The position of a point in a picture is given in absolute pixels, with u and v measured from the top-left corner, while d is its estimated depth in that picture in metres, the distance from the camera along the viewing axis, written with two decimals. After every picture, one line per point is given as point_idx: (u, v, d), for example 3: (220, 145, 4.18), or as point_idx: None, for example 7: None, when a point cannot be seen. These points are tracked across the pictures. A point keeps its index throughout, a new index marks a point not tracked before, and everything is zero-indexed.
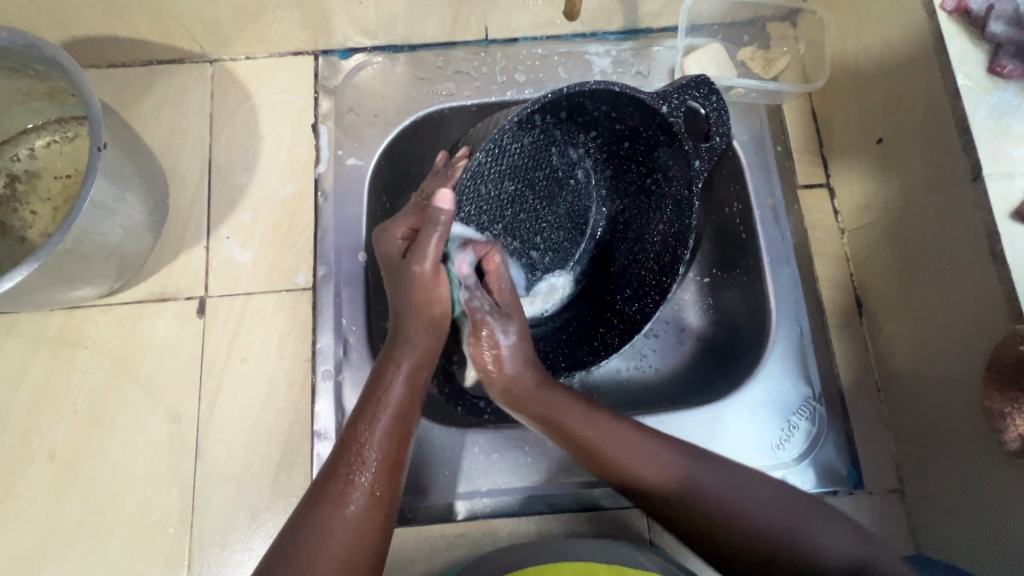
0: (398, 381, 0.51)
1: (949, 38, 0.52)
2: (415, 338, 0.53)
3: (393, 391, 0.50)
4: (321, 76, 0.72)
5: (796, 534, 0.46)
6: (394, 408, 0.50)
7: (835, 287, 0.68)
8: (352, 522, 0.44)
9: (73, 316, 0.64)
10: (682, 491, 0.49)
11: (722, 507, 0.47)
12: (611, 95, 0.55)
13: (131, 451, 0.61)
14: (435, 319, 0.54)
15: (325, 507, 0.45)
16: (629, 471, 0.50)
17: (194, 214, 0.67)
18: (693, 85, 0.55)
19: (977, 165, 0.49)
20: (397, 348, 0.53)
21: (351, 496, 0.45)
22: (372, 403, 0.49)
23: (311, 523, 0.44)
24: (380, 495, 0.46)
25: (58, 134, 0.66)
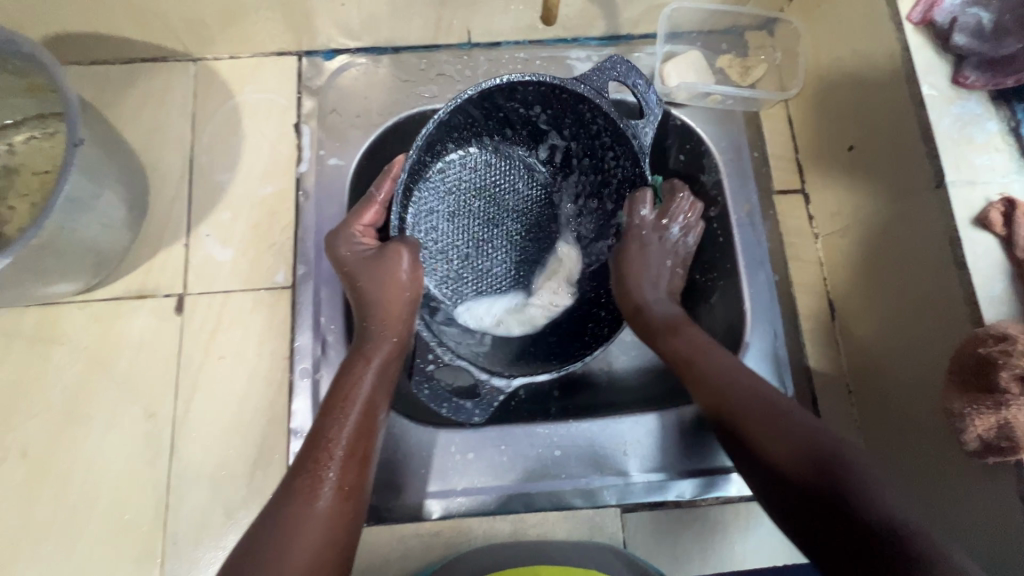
0: (366, 377, 0.52)
1: (915, 49, 0.53)
2: (380, 335, 0.55)
3: (361, 387, 0.51)
4: (304, 76, 0.73)
5: (835, 462, 0.45)
6: (363, 404, 0.51)
7: (808, 291, 0.69)
8: (324, 514, 0.45)
9: (49, 313, 0.63)
10: (771, 409, 0.50)
11: (811, 434, 0.47)
12: (531, 90, 0.60)
13: (106, 448, 0.60)
14: (399, 316, 0.56)
15: (297, 501, 0.45)
16: (705, 391, 0.54)
17: (174, 212, 0.67)
18: (612, 63, 0.58)
19: (941, 172, 0.51)
20: (367, 346, 0.54)
21: (321, 488, 0.46)
22: (341, 402, 0.50)
23: (281, 522, 0.44)
24: (351, 487, 0.47)
25: (38, 130, 0.66)
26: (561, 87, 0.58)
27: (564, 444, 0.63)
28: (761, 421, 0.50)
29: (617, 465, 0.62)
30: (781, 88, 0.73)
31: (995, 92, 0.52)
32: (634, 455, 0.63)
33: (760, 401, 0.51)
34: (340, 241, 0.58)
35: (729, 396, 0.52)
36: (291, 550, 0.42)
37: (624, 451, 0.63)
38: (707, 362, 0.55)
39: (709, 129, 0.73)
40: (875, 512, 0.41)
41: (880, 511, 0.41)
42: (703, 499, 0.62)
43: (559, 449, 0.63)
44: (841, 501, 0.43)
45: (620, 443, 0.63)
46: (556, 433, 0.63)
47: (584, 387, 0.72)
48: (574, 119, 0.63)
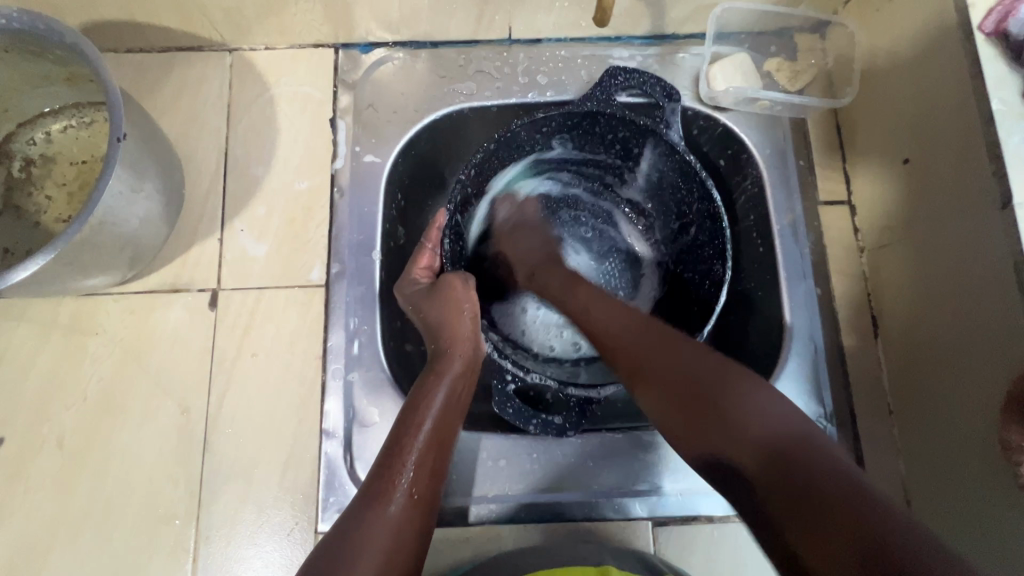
0: (438, 395, 0.52)
1: (987, 60, 0.51)
2: (451, 353, 0.55)
3: (433, 402, 0.51)
4: (341, 70, 0.71)
5: (803, 445, 0.39)
6: (435, 420, 0.50)
7: (851, 306, 0.67)
8: (394, 524, 0.44)
9: (86, 303, 0.63)
10: (711, 394, 0.43)
11: (787, 421, 0.41)
12: (557, 123, 0.61)
13: (140, 442, 0.61)
14: (466, 337, 0.56)
15: (369, 511, 0.44)
16: (643, 375, 0.48)
17: (209, 205, 0.67)
18: (609, 74, 0.59)
19: (1008, 193, 0.48)
20: (437, 365, 0.54)
21: (393, 496, 0.45)
22: (412, 418, 0.50)
23: (353, 528, 0.43)
24: (420, 498, 0.47)
25: (75, 119, 0.65)
26: (574, 110, 0.58)
27: (596, 453, 0.62)
28: (692, 398, 0.44)
29: (649, 477, 0.62)
30: (831, 96, 0.70)
31: None
32: (666, 467, 0.62)
33: (681, 375, 0.45)
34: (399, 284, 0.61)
35: (670, 376, 0.46)
36: (362, 555, 0.41)
37: (657, 463, 0.62)
38: (631, 344, 0.50)
39: (754, 135, 0.70)
40: (840, 493, 0.35)
41: (854, 486, 0.36)
42: (736, 516, 0.61)
43: (591, 459, 0.62)
44: (791, 482, 0.37)
45: (653, 455, 0.62)
46: (588, 442, 0.63)
47: None
48: (593, 139, 0.65)
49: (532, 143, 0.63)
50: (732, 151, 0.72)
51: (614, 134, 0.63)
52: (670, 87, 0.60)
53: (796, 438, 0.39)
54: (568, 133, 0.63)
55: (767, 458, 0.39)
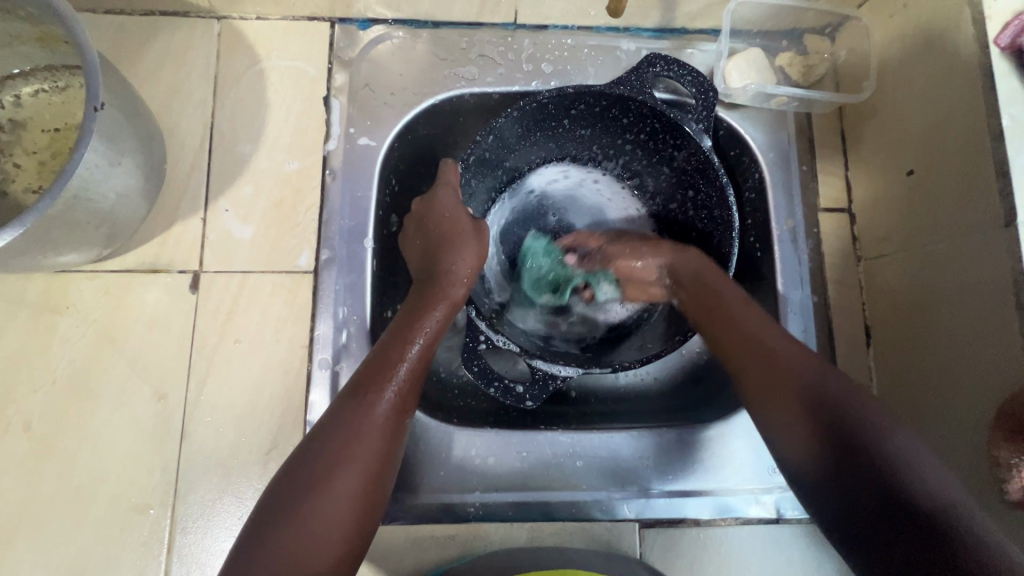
0: (430, 324, 0.57)
1: (1000, 76, 0.51)
2: (444, 287, 0.59)
3: (424, 327, 0.56)
4: (337, 46, 0.68)
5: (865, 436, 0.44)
6: (424, 342, 0.56)
7: (846, 315, 0.66)
8: (378, 430, 0.50)
9: (57, 281, 0.60)
10: (815, 391, 0.47)
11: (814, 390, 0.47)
12: (586, 103, 0.62)
13: (113, 428, 0.58)
14: (462, 273, 0.60)
15: (356, 413, 0.50)
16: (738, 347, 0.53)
17: (192, 182, 0.64)
18: (646, 63, 0.60)
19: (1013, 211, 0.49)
20: (429, 295, 0.59)
21: (378, 402, 0.51)
22: (400, 341, 0.55)
23: (341, 425, 0.50)
24: (402, 407, 0.53)
25: (48, 83, 0.61)
26: (605, 93, 0.60)
27: (587, 454, 0.62)
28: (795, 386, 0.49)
29: (639, 480, 0.61)
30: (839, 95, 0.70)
31: None
32: (655, 471, 0.61)
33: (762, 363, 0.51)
34: (421, 202, 0.63)
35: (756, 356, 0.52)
36: (348, 455, 0.48)
37: (646, 466, 0.62)
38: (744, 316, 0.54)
39: (760, 135, 0.69)
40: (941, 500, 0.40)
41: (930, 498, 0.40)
42: (723, 519, 0.61)
43: (581, 460, 0.61)
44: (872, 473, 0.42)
45: (643, 458, 0.62)
46: (579, 443, 0.62)
47: (604, 394, 0.70)
48: (629, 133, 0.67)
49: (565, 120, 0.65)
50: (734, 153, 0.71)
51: (647, 132, 0.65)
52: (710, 88, 0.60)
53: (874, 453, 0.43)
54: (604, 121, 0.65)
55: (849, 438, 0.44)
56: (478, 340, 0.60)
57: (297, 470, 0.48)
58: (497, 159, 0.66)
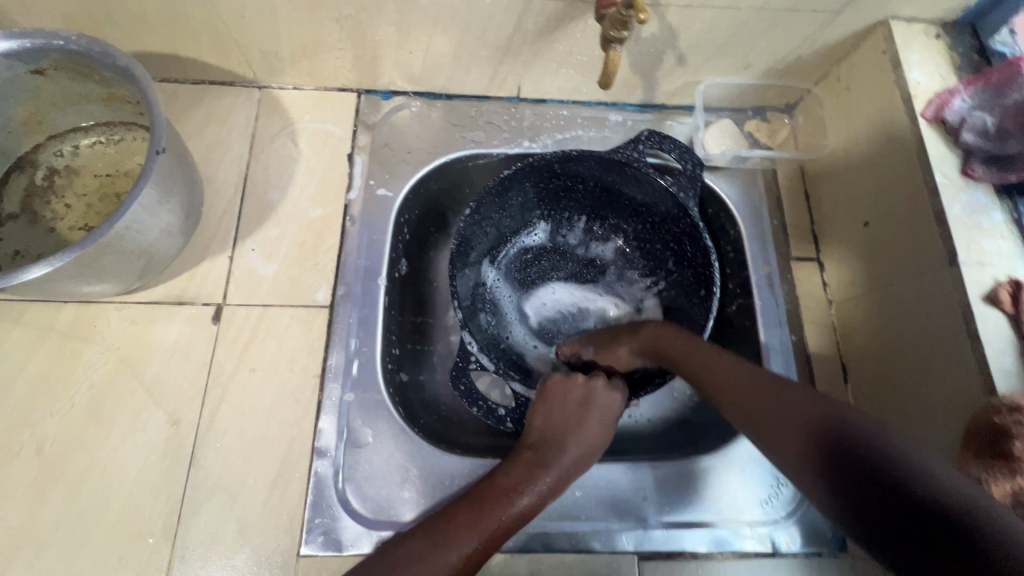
0: (567, 458, 0.58)
1: (928, 140, 0.61)
2: (590, 429, 0.60)
3: (562, 459, 0.58)
4: (362, 112, 0.77)
5: (899, 484, 0.39)
6: (557, 476, 0.57)
7: (823, 354, 0.71)
8: (484, 535, 0.51)
9: (87, 311, 0.64)
10: (863, 441, 0.42)
11: (811, 422, 0.46)
12: (596, 163, 0.69)
13: (124, 453, 0.59)
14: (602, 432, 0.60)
15: (472, 518, 0.52)
16: (750, 420, 0.50)
17: (224, 224, 0.70)
18: (643, 139, 0.68)
19: (953, 253, 0.56)
20: (575, 424, 0.60)
21: (495, 513, 0.53)
22: (517, 481, 0.55)
23: (451, 521, 0.51)
24: (508, 526, 0.53)
25: (105, 136, 0.69)
26: (605, 157, 0.68)
27: (585, 484, 0.63)
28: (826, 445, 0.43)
29: (636, 511, 0.63)
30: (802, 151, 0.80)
31: (1002, 186, 0.59)
32: (653, 501, 0.63)
33: (800, 413, 0.47)
34: (606, 383, 0.62)
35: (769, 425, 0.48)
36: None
37: (644, 497, 0.63)
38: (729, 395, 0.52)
39: (733, 193, 0.78)
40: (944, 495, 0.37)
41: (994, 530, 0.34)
42: (720, 552, 0.61)
43: (580, 490, 0.63)
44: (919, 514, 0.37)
45: (638, 489, 0.63)
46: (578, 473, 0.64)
47: None
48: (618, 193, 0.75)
49: (565, 180, 0.73)
50: (712, 210, 0.80)
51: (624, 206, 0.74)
52: (696, 160, 0.68)
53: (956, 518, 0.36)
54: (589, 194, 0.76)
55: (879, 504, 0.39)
56: (468, 362, 0.67)
57: (391, 549, 0.49)
58: (501, 204, 0.72)
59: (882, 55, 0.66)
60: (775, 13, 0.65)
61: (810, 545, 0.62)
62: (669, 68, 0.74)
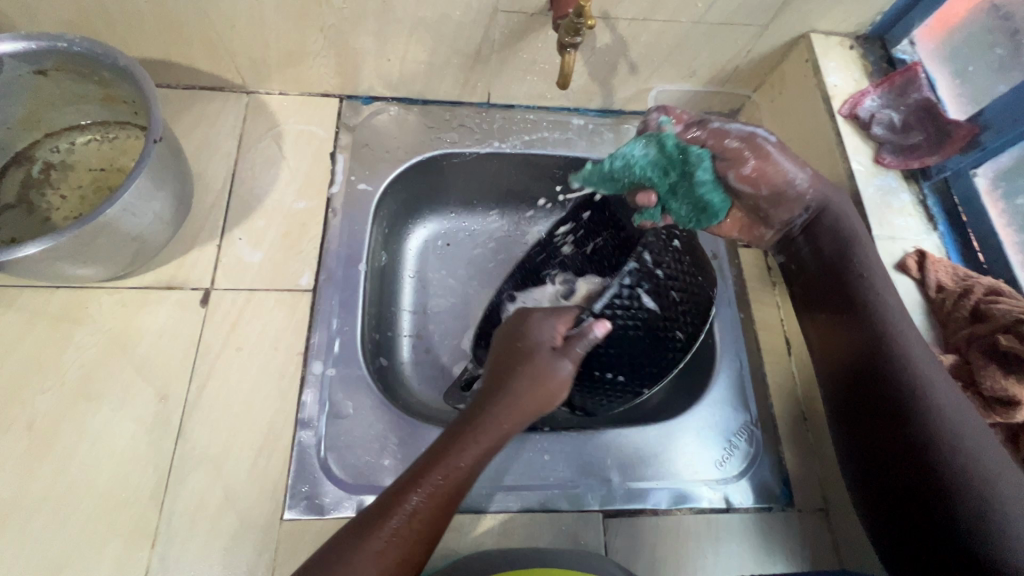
0: (487, 435, 0.51)
1: (846, 133, 0.69)
2: (517, 402, 0.52)
3: (479, 438, 0.50)
4: (343, 116, 0.84)
5: (923, 429, 0.53)
6: (474, 457, 0.50)
7: (768, 329, 0.78)
8: (394, 542, 0.46)
9: (79, 295, 0.67)
10: (907, 377, 0.55)
11: (869, 351, 0.57)
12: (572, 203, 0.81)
13: (113, 427, 0.62)
14: (532, 402, 0.52)
15: (375, 531, 0.46)
16: (834, 318, 0.61)
17: (212, 215, 0.74)
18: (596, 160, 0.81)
19: (869, 228, 0.64)
20: (501, 399, 0.52)
21: (399, 516, 0.47)
22: (439, 470, 0.49)
23: (359, 540, 0.46)
24: (424, 524, 0.48)
25: (100, 134, 0.73)
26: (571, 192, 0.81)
27: (553, 449, 0.68)
28: (869, 370, 0.57)
29: (601, 472, 0.67)
30: None
31: (908, 172, 0.68)
32: (617, 463, 0.68)
33: (868, 352, 0.57)
34: (543, 312, 0.59)
35: (836, 337, 0.61)
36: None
37: (608, 460, 0.68)
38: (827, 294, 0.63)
39: None
40: (940, 442, 0.52)
41: (965, 489, 0.50)
42: (678, 508, 0.67)
43: (549, 454, 0.68)
44: (911, 440, 0.53)
45: (604, 454, 0.68)
46: (547, 439, 0.68)
47: None
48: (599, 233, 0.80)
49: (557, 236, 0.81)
50: None
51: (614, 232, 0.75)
52: None
53: (935, 488, 0.51)
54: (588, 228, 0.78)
55: (891, 438, 0.55)
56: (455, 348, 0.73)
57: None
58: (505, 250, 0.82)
59: (805, 63, 0.75)
60: (712, 26, 0.74)
61: (761, 501, 0.68)
62: (623, 76, 0.82)
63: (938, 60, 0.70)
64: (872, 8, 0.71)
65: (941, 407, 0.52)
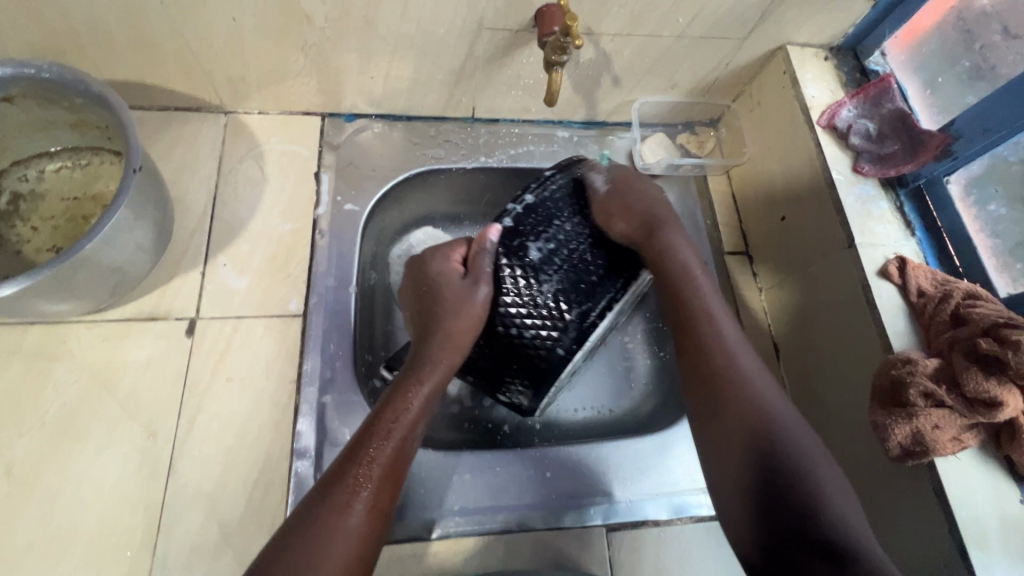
0: (417, 397, 0.58)
1: (825, 144, 0.72)
2: (437, 357, 0.61)
3: (423, 384, 0.59)
4: (326, 134, 0.82)
5: (804, 487, 0.49)
6: (422, 399, 0.58)
7: (756, 336, 0.80)
8: (370, 479, 0.51)
9: (55, 331, 0.64)
10: (764, 427, 0.53)
11: (743, 389, 0.56)
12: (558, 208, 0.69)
13: (99, 467, 0.60)
14: (458, 346, 0.62)
15: (349, 470, 0.51)
16: (698, 329, 0.61)
17: (194, 241, 0.72)
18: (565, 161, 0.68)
19: (852, 237, 0.66)
20: (422, 364, 0.61)
21: (366, 460, 0.52)
22: (389, 412, 0.56)
23: (334, 487, 0.50)
24: (390, 462, 0.53)
25: (71, 160, 0.70)
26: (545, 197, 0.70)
27: (554, 466, 0.68)
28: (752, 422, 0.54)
29: (602, 487, 0.68)
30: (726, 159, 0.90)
31: (886, 180, 0.70)
32: (616, 476, 0.68)
33: (747, 403, 0.55)
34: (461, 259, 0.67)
35: (704, 356, 0.59)
36: (334, 554, 0.46)
37: (608, 473, 0.68)
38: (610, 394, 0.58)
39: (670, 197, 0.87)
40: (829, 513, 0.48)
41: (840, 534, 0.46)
42: (679, 518, 0.67)
43: (549, 471, 0.68)
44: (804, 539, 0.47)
45: (603, 465, 0.69)
46: (546, 456, 0.69)
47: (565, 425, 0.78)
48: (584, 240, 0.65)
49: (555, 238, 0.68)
50: None
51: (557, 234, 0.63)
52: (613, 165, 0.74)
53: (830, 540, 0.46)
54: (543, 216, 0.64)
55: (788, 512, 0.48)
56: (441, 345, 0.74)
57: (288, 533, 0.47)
58: None
59: (783, 75, 0.77)
60: (693, 40, 0.75)
61: None
62: (606, 89, 0.83)
63: (909, 71, 0.73)
64: (846, 21, 0.73)
65: (806, 466, 0.50)
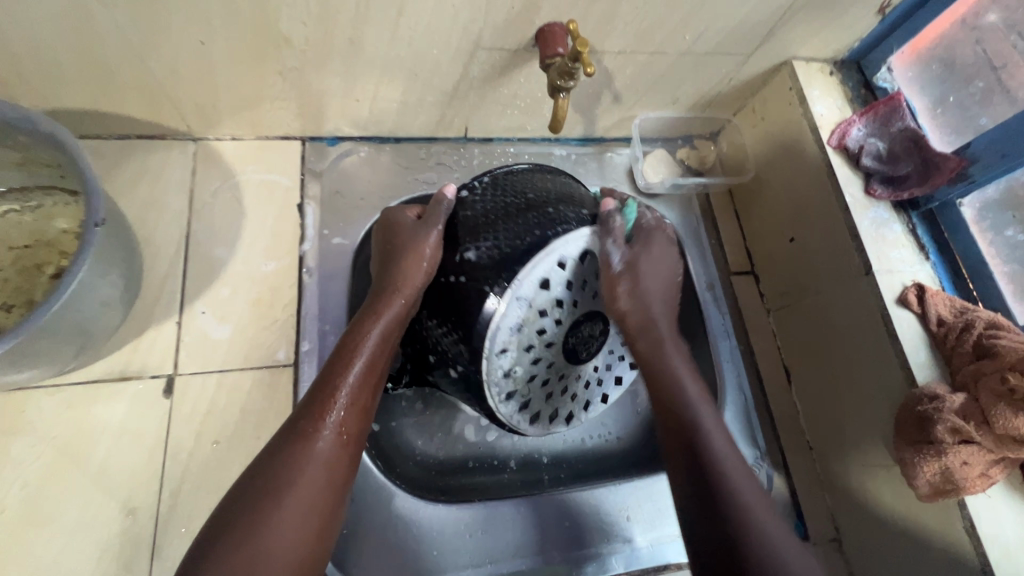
0: (372, 332, 0.55)
1: (837, 166, 0.69)
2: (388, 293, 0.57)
3: (377, 323, 0.56)
4: (308, 160, 0.76)
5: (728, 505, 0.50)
6: (376, 340, 0.55)
7: (768, 359, 0.78)
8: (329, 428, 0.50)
9: (11, 401, 0.57)
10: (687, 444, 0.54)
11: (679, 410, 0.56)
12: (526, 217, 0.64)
13: (74, 553, 0.54)
14: (411, 280, 0.57)
15: (311, 417, 0.50)
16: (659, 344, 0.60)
17: (167, 288, 0.65)
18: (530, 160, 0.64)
19: (869, 264, 0.65)
20: (377, 302, 0.57)
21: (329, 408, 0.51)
22: (350, 352, 0.54)
23: (295, 431, 0.50)
24: (355, 405, 0.53)
25: (19, 203, 0.63)
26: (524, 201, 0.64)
27: (572, 512, 0.65)
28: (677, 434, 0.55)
29: (622, 532, 0.65)
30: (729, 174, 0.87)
31: (898, 202, 0.68)
32: (637, 520, 0.66)
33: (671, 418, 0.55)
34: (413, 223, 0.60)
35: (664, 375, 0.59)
36: (299, 485, 0.47)
37: (628, 517, 0.66)
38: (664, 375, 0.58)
39: (674, 216, 0.84)
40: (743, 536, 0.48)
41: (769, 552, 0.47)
42: None
43: (568, 518, 0.65)
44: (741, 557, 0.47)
45: (623, 508, 0.66)
46: (563, 502, 0.65)
47: (573, 457, 0.73)
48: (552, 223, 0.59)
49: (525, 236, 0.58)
50: None
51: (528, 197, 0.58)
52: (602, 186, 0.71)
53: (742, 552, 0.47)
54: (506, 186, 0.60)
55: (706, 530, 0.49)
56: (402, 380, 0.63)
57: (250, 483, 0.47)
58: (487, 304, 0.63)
59: (789, 91, 0.75)
60: (698, 57, 0.71)
61: None
62: (606, 106, 0.79)
63: (917, 87, 0.72)
64: (853, 35, 0.71)
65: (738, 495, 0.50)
